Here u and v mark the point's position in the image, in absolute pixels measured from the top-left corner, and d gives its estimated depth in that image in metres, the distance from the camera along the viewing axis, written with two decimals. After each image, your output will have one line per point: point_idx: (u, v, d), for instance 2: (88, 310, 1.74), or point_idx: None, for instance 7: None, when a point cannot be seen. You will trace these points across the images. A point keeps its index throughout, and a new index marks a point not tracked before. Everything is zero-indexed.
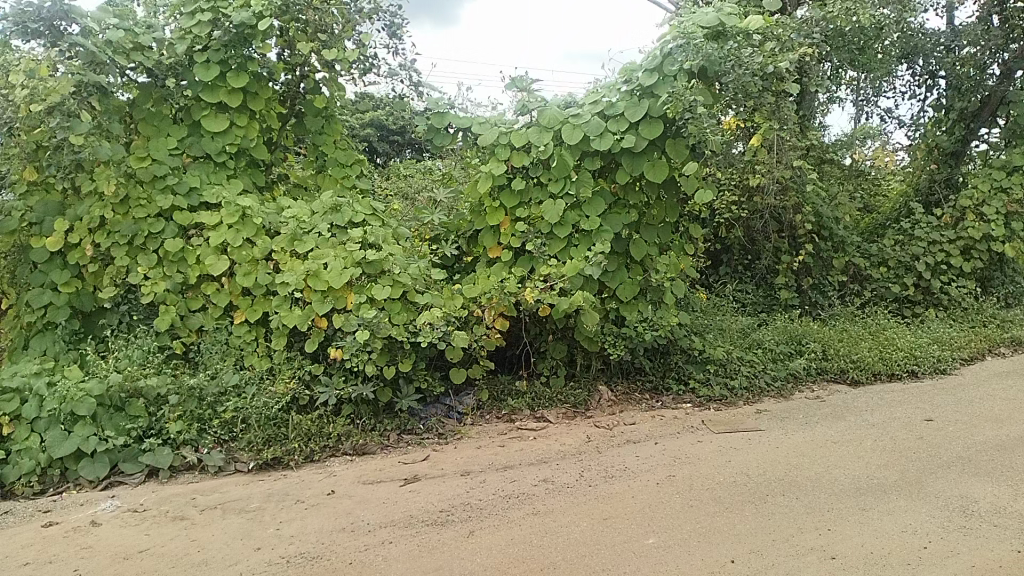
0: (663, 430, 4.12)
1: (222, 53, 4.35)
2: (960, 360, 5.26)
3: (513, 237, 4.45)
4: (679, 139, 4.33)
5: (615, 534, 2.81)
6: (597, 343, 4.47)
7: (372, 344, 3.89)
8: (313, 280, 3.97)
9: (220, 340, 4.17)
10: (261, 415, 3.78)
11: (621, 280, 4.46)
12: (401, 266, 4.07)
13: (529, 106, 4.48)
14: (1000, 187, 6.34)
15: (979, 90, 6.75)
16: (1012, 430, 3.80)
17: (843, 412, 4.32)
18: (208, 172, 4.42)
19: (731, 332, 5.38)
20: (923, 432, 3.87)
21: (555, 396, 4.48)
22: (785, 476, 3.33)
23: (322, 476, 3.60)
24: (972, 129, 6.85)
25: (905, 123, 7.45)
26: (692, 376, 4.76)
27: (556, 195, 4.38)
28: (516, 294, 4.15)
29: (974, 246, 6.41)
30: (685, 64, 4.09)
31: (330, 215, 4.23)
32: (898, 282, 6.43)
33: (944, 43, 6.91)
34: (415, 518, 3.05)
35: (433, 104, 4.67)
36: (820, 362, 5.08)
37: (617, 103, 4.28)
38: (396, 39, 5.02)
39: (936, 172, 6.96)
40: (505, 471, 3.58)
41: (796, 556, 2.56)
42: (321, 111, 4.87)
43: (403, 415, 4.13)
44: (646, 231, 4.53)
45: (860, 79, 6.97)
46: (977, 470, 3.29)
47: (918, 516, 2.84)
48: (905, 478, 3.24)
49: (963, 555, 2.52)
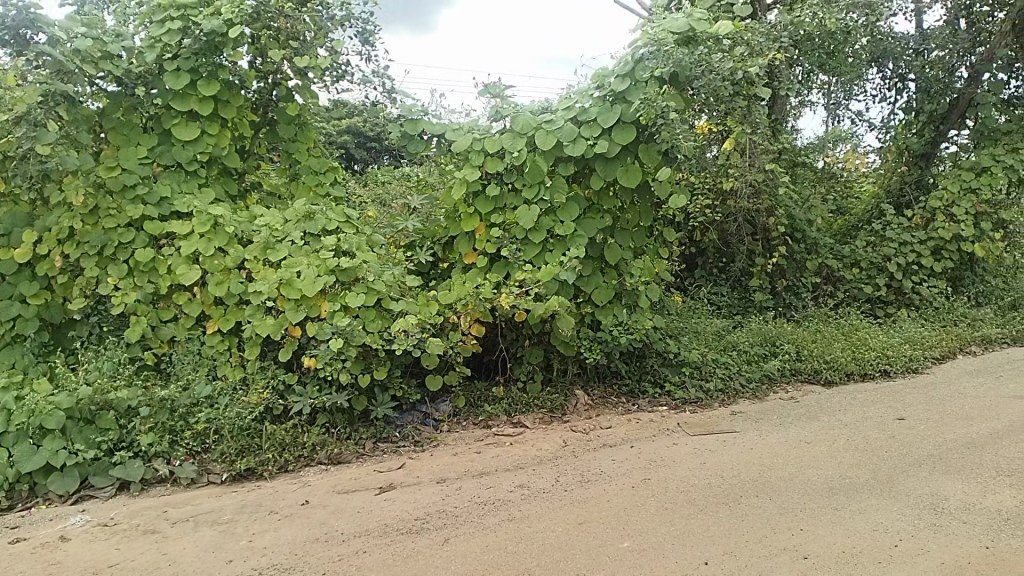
0: (640, 433, 4.13)
1: (192, 61, 4.29)
2: (932, 359, 5.34)
3: (488, 243, 4.43)
4: (651, 144, 4.35)
5: (591, 538, 2.81)
6: (573, 347, 4.46)
7: (345, 353, 3.86)
8: (286, 288, 3.93)
9: (192, 350, 4.12)
10: (234, 426, 3.73)
11: (596, 284, 4.48)
12: (375, 274, 4.08)
13: (503, 111, 4.48)
14: (970, 187, 6.44)
15: (949, 93, 6.86)
16: (983, 427, 3.86)
17: (818, 412, 4.36)
18: (179, 181, 4.37)
19: (706, 335, 5.41)
20: (895, 430, 3.92)
21: (532, 401, 4.49)
22: (760, 477, 3.36)
23: (296, 486, 3.56)
24: (941, 131, 6.97)
25: (875, 125, 7.57)
26: (668, 378, 4.79)
27: (531, 201, 4.37)
28: (491, 300, 4.15)
29: (944, 246, 6.50)
30: (656, 71, 4.14)
31: (303, 223, 4.24)
32: (870, 282, 6.53)
33: (913, 47, 6.98)
34: (390, 527, 3.03)
35: (406, 110, 4.63)
36: (794, 363, 5.13)
37: (589, 109, 4.30)
38: (369, 45, 4.98)
39: (906, 174, 7.07)
40: (481, 478, 3.57)
41: (769, 557, 2.58)
42: (294, 119, 4.81)
43: (378, 423, 4.10)
44: (620, 235, 4.56)
45: (831, 83, 7.01)
46: (947, 468, 3.34)
47: (889, 515, 2.88)
48: (876, 477, 3.28)
49: (933, 553, 2.55)
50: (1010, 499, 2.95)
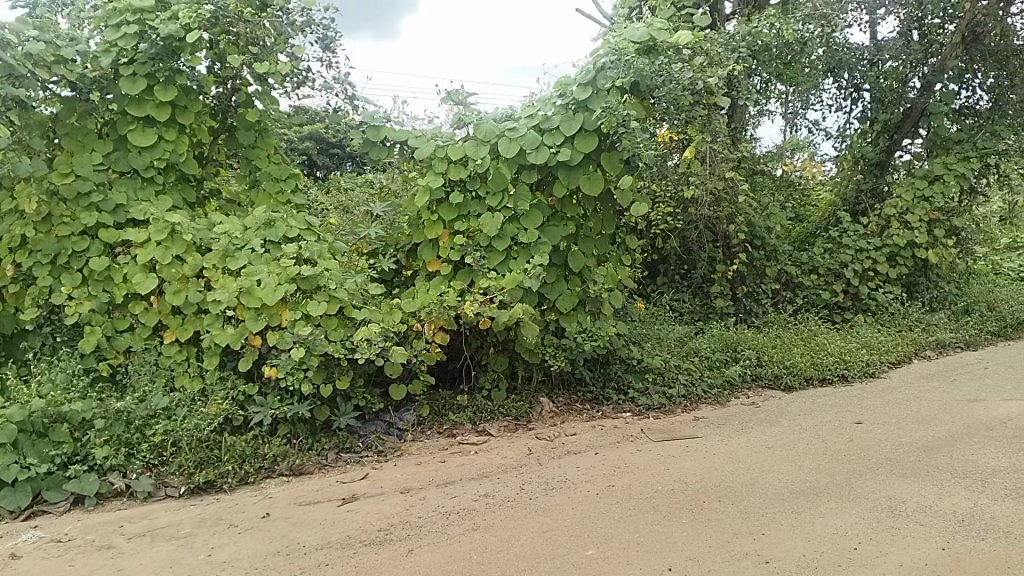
0: (604, 440, 4.15)
1: (149, 66, 4.22)
2: (888, 363, 5.46)
3: (451, 250, 4.42)
4: (614, 152, 4.37)
5: (555, 546, 2.81)
6: (537, 354, 4.48)
7: (307, 362, 3.82)
8: (246, 297, 3.87)
9: (149, 361, 4.05)
10: (192, 438, 3.66)
11: (560, 292, 4.49)
12: (337, 282, 4.03)
13: (466, 119, 4.48)
14: (924, 195, 6.61)
15: (902, 103, 7.06)
16: (938, 431, 3.95)
17: (778, 417, 4.43)
18: (135, 188, 4.29)
19: (668, 341, 5.45)
20: (853, 434, 4.00)
21: (496, 410, 4.48)
22: (722, 482, 3.39)
23: (257, 499, 3.50)
24: (895, 140, 7.18)
25: (831, 134, 7.71)
26: (631, 385, 4.82)
27: (494, 209, 4.39)
28: (455, 308, 4.13)
29: (899, 252, 6.66)
30: (617, 80, 4.16)
31: (264, 231, 4.19)
32: (828, 289, 6.68)
33: (868, 57, 7.07)
34: (353, 538, 3.00)
35: (368, 117, 4.60)
36: (755, 368, 5.20)
37: (552, 117, 4.31)
38: (330, 51, 4.94)
39: (862, 182, 7.24)
40: (445, 487, 3.55)
41: (732, 562, 2.61)
42: (253, 125, 4.74)
43: (341, 433, 4.07)
44: (584, 243, 4.57)
45: (788, 93, 7.14)
46: (904, 471, 3.41)
47: (847, 518, 2.93)
48: (836, 480, 3.33)
49: (891, 555, 2.60)
50: (965, 500, 3.02)
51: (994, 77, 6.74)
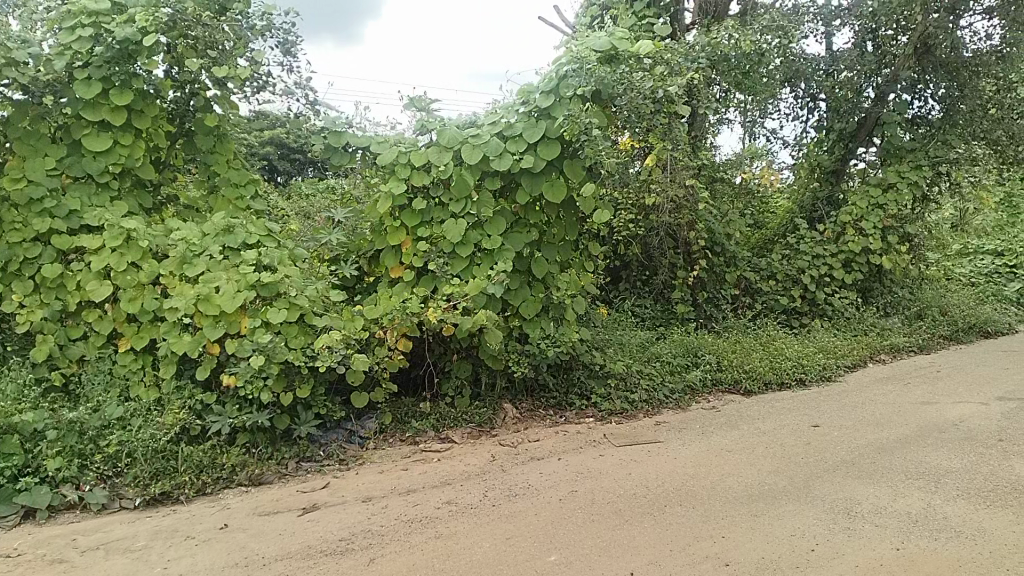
0: (567, 445, 4.16)
1: (105, 70, 4.13)
2: (844, 367, 5.58)
3: (414, 257, 4.40)
4: (576, 160, 4.40)
5: (518, 553, 2.81)
6: (500, 361, 4.48)
7: (266, 370, 3.78)
8: (203, 305, 3.81)
9: (103, 370, 3.98)
10: (148, 448, 3.60)
11: (524, 298, 4.49)
12: (297, 288, 3.99)
13: (429, 125, 4.46)
14: (878, 203, 6.77)
15: (856, 112, 7.15)
16: (893, 433, 4.03)
17: (737, 421, 4.48)
18: (89, 194, 4.21)
19: (630, 346, 5.48)
20: (810, 437, 4.07)
21: (460, 416, 4.48)
22: (683, 486, 3.43)
23: (215, 510, 3.44)
24: (850, 149, 7.30)
25: (789, 143, 7.84)
26: (594, 391, 4.83)
27: (458, 215, 4.37)
28: (418, 315, 4.10)
29: (854, 258, 6.82)
30: (579, 89, 4.18)
31: (222, 237, 4.12)
32: (786, 294, 6.81)
33: (823, 68, 7.20)
34: (313, 548, 2.96)
35: (330, 122, 4.56)
36: (715, 373, 5.27)
37: (515, 124, 4.32)
38: (290, 56, 4.89)
39: (818, 191, 7.41)
40: (408, 495, 3.52)
41: (692, 565, 2.63)
42: (212, 130, 4.65)
43: (302, 442, 4.00)
44: (547, 249, 4.60)
45: (747, 102, 7.22)
46: (860, 472, 3.47)
47: (805, 520, 2.97)
48: (793, 483, 3.38)
49: (848, 556, 2.64)
50: (918, 501, 3.09)
51: (945, 88, 6.89)
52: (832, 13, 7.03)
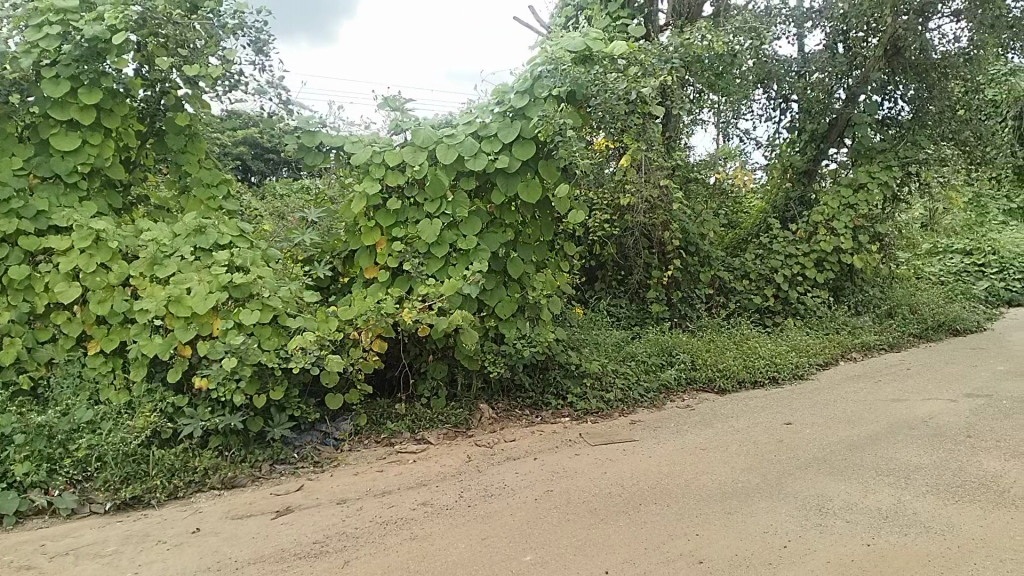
0: (543, 445, 4.16)
1: (73, 69, 4.06)
2: (816, 365, 5.64)
3: (389, 257, 4.37)
4: (551, 160, 4.42)
5: (493, 553, 2.81)
6: (476, 361, 4.47)
7: (239, 372, 3.74)
8: (174, 306, 3.77)
9: (72, 373, 3.92)
10: (118, 452, 3.55)
11: (499, 298, 4.49)
12: (270, 289, 3.96)
13: (404, 125, 4.45)
14: (849, 203, 6.86)
15: (828, 113, 7.23)
16: (864, 430, 4.08)
17: (712, 419, 4.51)
18: (58, 194, 4.14)
19: (606, 346, 5.49)
20: (783, 435, 4.11)
21: (435, 417, 4.46)
22: (658, 484, 3.45)
23: (187, 514, 3.39)
24: (822, 150, 7.39)
25: (762, 144, 7.91)
26: (570, 390, 4.84)
27: (433, 215, 4.36)
28: (393, 315, 4.08)
29: (826, 258, 6.92)
30: (553, 89, 4.22)
31: (194, 237, 4.07)
32: (759, 293, 6.88)
33: (795, 70, 7.32)
34: (287, 552, 2.94)
35: (303, 121, 4.52)
36: (689, 371, 5.31)
37: (490, 124, 4.32)
38: (263, 55, 4.85)
39: (791, 191, 7.48)
40: (383, 497, 3.51)
41: (666, 563, 2.65)
42: (183, 130, 4.60)
43: (276, 444, 3.97)
44: (522, 249, 4.61)
45: (720, 103, 7.28)
46: (832, 469, 3.52)
47: (778, 517, 3.00)
48: (766, 480, 3.42)
49: (819, 552, 2.67)
50: (888, 497, 3.14)
51: (915, 89, 7.00)
52: (804, 16, 7.10)
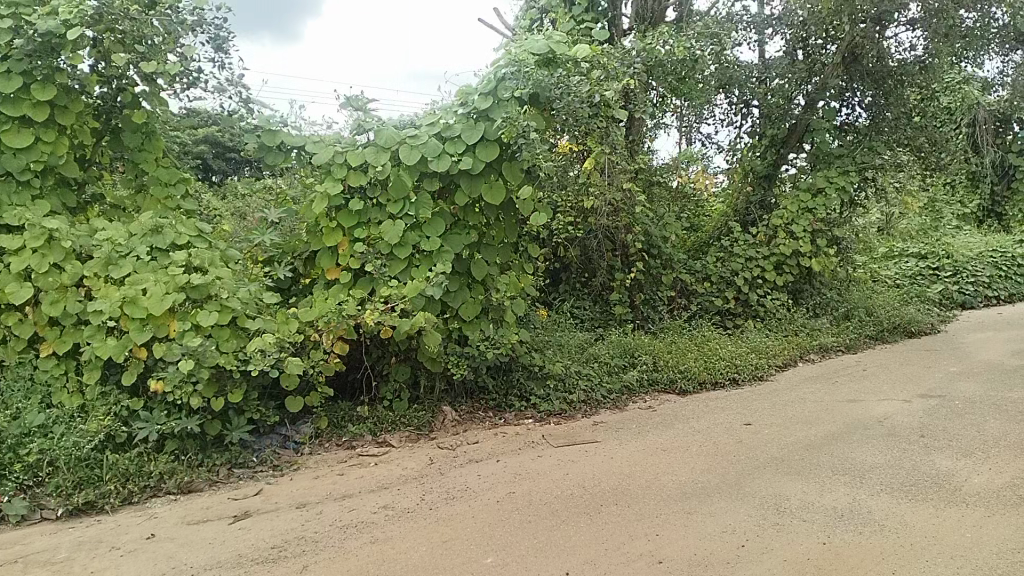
0: (506, 447, 4.17)
1: (26, 64, 3.96)
2: (775, 366, 5.73)
3: (351, 259, 4.33)
4: (515, 162, 4.43)
5: (454, 556, 2.80)
6: (440, 363, 4.45)
7: (196, 375, 3.68)
8: (130, 307, 3.69)
9: (23, 376, 3.84)
10: (71, 456, 3.49)
11: (463, 300, 4.48)
12: (229, 290, 3.90)
13: (367, 125, 4.42)
14: (808, 207, 6.98)
15: (788, 119, 7.34)
16: (821, 430, 4.16)
17: (673, 420, 4.56)
18: (10, 192, 4.03)
19: (569, 347, 5.52)
20: (742, 435, 4.16)
21: (397, 420, 4.44)
22: (619, 485, 3.47)
23: (141, 519, 3.32)
24: (782, 154, 7.49)
25: (723, 148, 8.01)
26: (533, 392, 4.86)
27: (396, 216, 4.34)
28: (355, 317, 4.05)
29: (785, 261, 7.04)
30: (516, 91, 4.25)
31: (150, 237, 4.00)
32: (720, 296, 6.98)
33: (756, 76, 7.34)
34: (244, 557, 2.89)
35: (264, 121, 4.46)
36: (651, 373, 5.35)
37: (454, 125, 4.31)
38: (222, 52, 4.77)
39: (751, 195, 7.55)
40: (343, 500, 3.48)
41: (627, 563, 2.66)
42: (140, 127, 4.51)
43: (234, 448, 3.90)
44: (487, 251, 4.61)
45: (683, 107, 7.39)
46: (789, 469, 3.57)
47: (736, 516, 3.04)
48: (725, 480, 3.46)
49: (776, 551, 2.72)
50: (844, 496, 3.20)
51: (872, 96, 7.14)
52: (764, 22, 7.21)
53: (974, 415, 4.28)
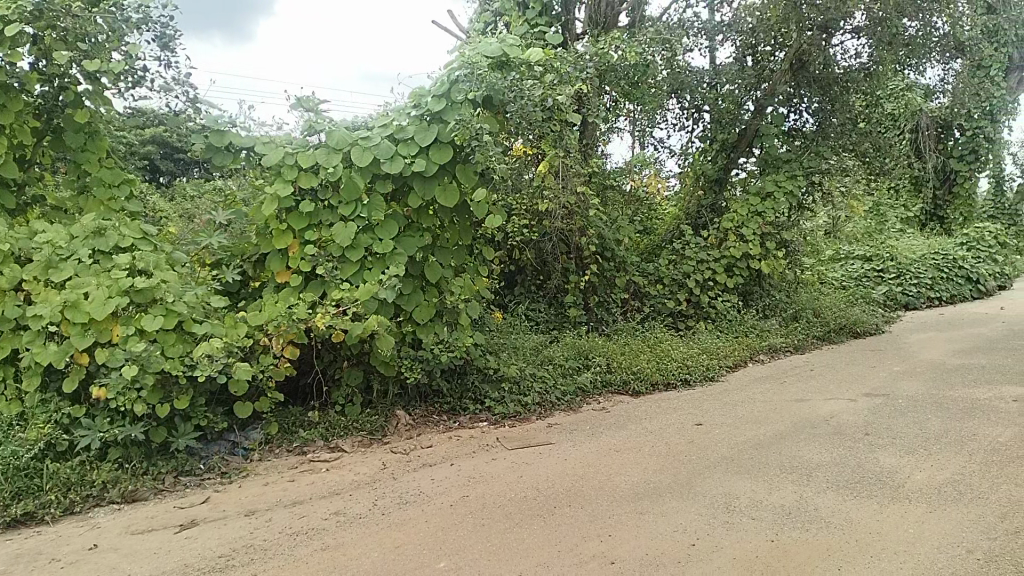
0: (460, 450, 4.16)
1: None
2: (726, 367, 5.83)
3: (302, 262, 4.27)
4: (468, 165, 4.44)
5: (407, 561, 2.78)
6: (393, 367, 4.42)
7: (141, 381, 3.59)
8: (71, 311, 3.60)
9: None
10: (9, 466, 3.39)
11: (416, 303, 4.45)
12: (175, 294, 3.83)
13: (318, 126, 4.37)
14: (756, 211, 7.13)
15: (737, 124, 7.49)
16: (770, 429, 4.25)
17: (626, 421, 4.61)
18: None
19: (524, 350, 5.53)
20: (693, 435, 4.23)
21: (350, 425, 4.39)
22: (572, 487, 3.49)
23: (83, 530, 3.23)
24: (732, 159, 7.61)
25: (675, 152, 8.11)
26: (487, 395, 4.86)
27: (347, 218, 4.30)
28: (305, 321, 4.00)
29: (735, 263, 7.17)
30: (470, 93, 4.29)
31: (93, 239, 3.90)
32: (672, 298, 7.07)
33: (707, 81, 7.53)
34: (190, 567, 2.83)
35: (212, 121, 4.39)
36: (605, 375, 5.39)
37: (406, 127, 4.30)
38: (169, 51, 4.66)
39: (703, 198, 7.67)
40: (294, 507, 3.43)
41: (580, 565, 2.68)
42: (82, 127, 4.39)
43: (180, 456, 3.81)
44: (441, 254, 4.59)
45: (636, 111, 7.49)
46: (738, 468, 3.64)
47: (688, 516, 3.08)
48: (677, 480, 3.51)
49: (726, 549, 2.76)
50: (792, 494, 3.27)
51: (818, 103, 7.31)
52: (715, 29, 7.32)
53: (917, 414, 4.41)
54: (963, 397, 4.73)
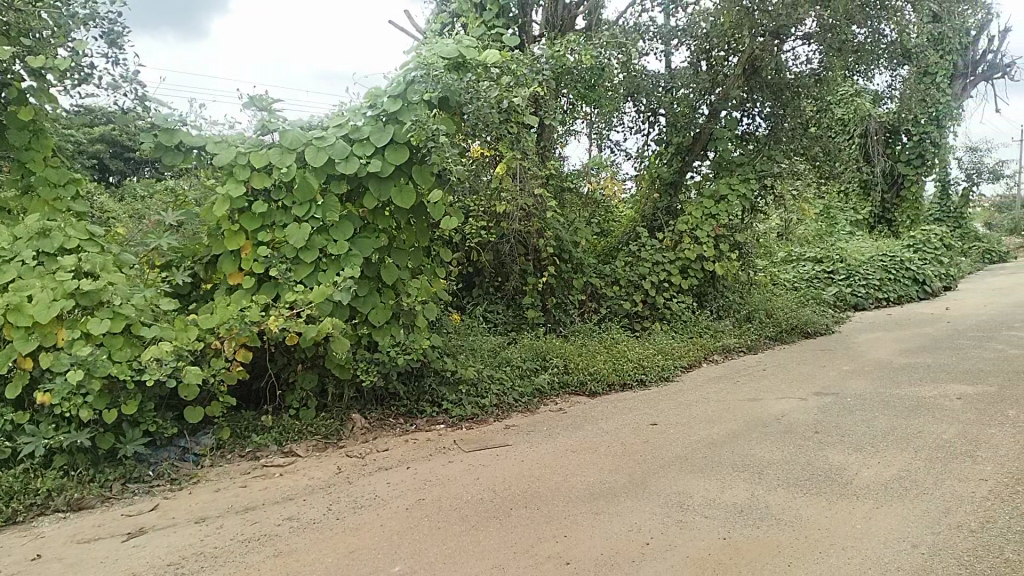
0: (416, 453, 4.14)
1: None
2: (681, 368, 5.90)
3: (255, 263, 4.21)
4: (425, 165, 4.40)
5: (361, 565, 2.76)
6: (349, 370, 4.38)
7: (87, 386, 3.50)
8: (13, 315, 3.48)
9: None
10: None
11: (372, 305, 4.41)
12: (123, 297, 3.74)
13: (272, 126, 4.30)
14: (710, 213, 7.24)
15: (692, 128, 7.57)
16: (724, 428, 4.31)
17: (583, 422, 4.63)
18: None
19: (482, 352, 5.53)
20: (649, 435, 4.27)
21: (304, 429, 4.33)
22: (529, 488, 3.49)
23: (26, 540, 3.14)
24: (687, 162, 7.70)
25: (631, 155, 8.19)
26: (444, 397, 4.85)
27: (301, 219, 4.25)
28: (258, 323, 3.94)
29: (689, 265, 7.27)
30: (424, 94, 4.27)
31: (36, 241, 3.79)
32: (628, 299, 7.13)
33: (662, 85, 7.61)
34: None
35: (161, 119, 4.29)
36: (562, 376, 5.42)
37: (362, 127, 4.26)
38: (116, 48, 4.56)
39: (658, 201, 7.76)
40: (246, 513, 3.37)
41: (535, 566, 2.69)
42: (26, 125, 4.25)
43: (128, 462, 3.72)
44: (397, 256, 4.56)
45: (592, 114, 7.57)
46: (692, 467, 3.68)
47: (642, 515, 3.11)
48: (632, 480, 3.54)
49: (679, 548, 2.79)
50: (744, 492, 3.32)
51: (770, 107, 7.40)
52: (670, 34, 7.44)
53: (865, 412, 4.52)
54: (909, 395, 4.85)
